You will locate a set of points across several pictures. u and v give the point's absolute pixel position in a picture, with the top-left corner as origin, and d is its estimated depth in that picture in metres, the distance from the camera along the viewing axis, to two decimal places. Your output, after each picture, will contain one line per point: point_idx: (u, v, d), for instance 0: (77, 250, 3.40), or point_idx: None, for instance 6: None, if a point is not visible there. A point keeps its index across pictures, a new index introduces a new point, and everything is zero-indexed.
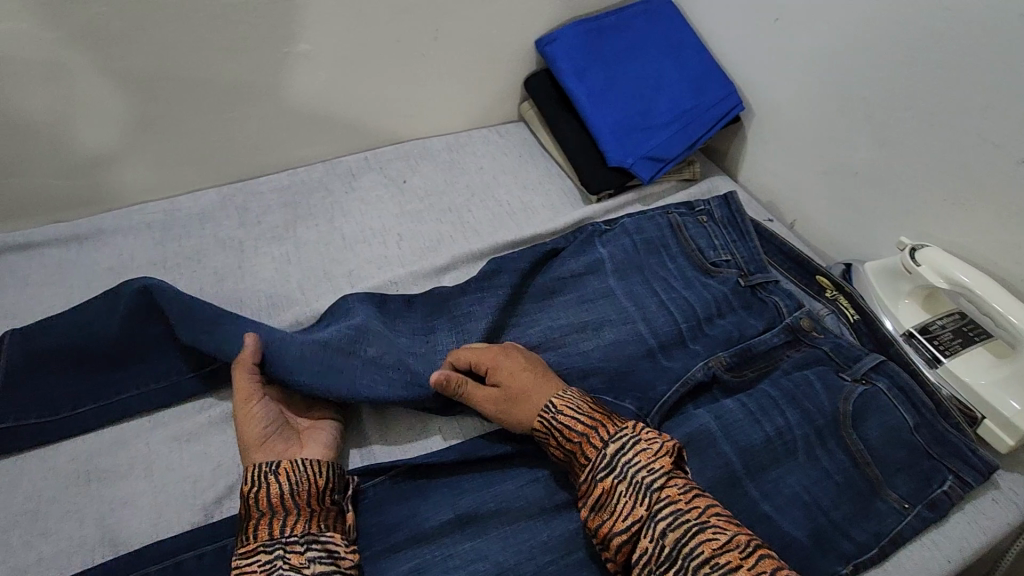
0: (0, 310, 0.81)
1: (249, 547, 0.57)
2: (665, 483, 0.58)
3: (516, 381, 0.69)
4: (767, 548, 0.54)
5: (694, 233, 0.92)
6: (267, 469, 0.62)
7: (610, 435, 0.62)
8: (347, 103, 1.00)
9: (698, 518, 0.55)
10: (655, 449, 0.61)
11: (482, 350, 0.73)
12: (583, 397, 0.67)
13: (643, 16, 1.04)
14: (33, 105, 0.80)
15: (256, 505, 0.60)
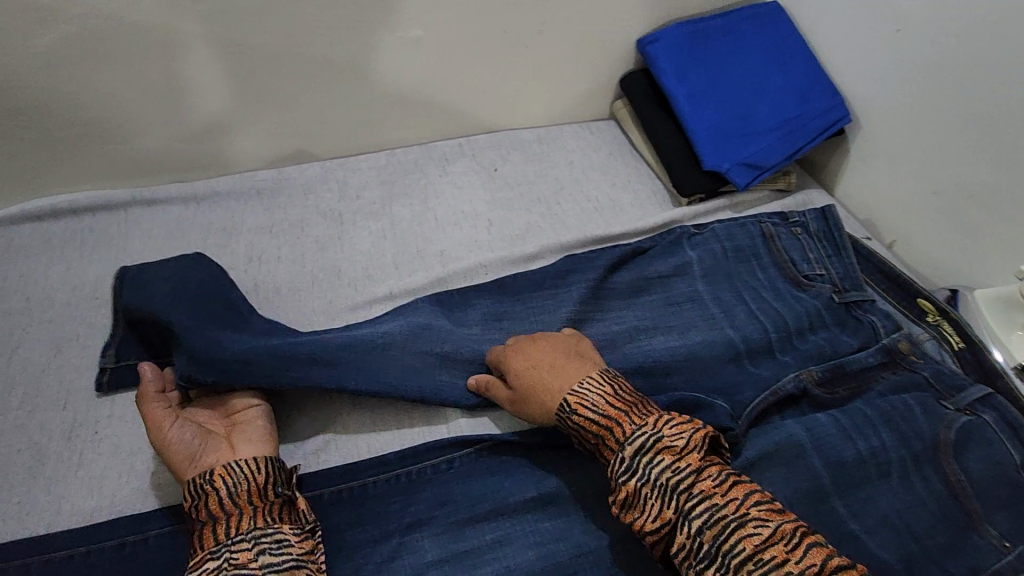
0: (130, 259, 0.89)
1: (196, 557, 0.57)
2: (696, 481, 0.57)
3: (529, 376, 0.70)
4: (813, 534, 0.54)
5: (788, 244, 0.90)
6: (202, 482, 0.61)
7: (626, 437, 0.61)
8: (449, 90, 1.03)
9: (738, 512, 0.55)
10: (680, 446, 0.59)
11: (503, 343, 0.75)
12: (599, 389, 0.65)
13: (751, 21, 1.03)
14: (171, 71, 0.87)
15: (197, 517, 0.59)
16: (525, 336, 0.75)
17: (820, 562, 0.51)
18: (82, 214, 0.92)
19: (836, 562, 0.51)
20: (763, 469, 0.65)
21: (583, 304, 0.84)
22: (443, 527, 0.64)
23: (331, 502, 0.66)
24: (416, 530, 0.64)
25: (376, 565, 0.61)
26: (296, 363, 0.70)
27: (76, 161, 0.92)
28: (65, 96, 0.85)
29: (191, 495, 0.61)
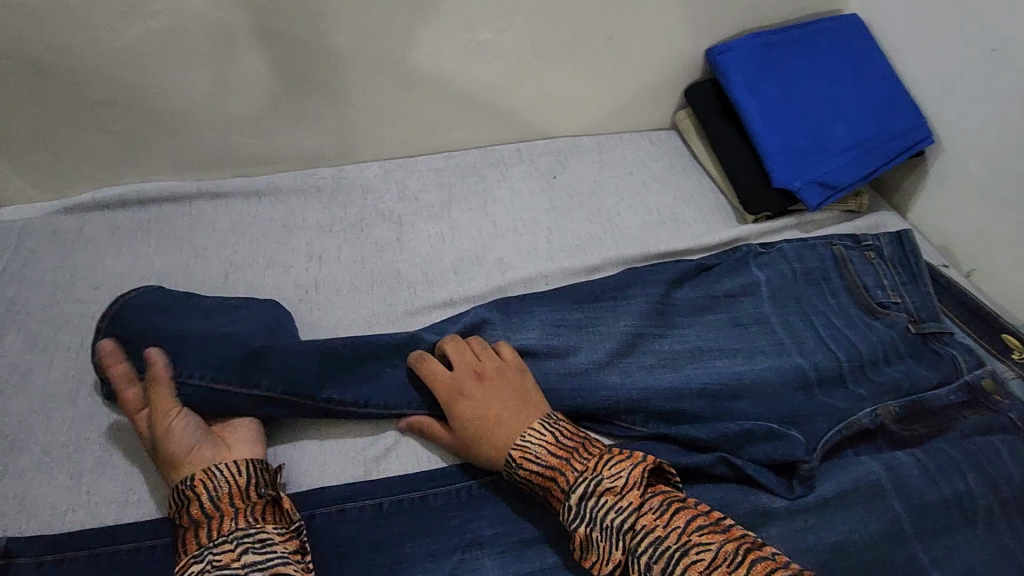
0: (193, 252, 0.90)
1: (180, 562, 0.57)
2: (638, 518, 0.59)
3: (473, 421, 0.67)
4: (756, 548, 0.55)
5: (861, 268, 0.87)
6: (184, 489, 0.61)
7: (569, 485, 0.61)
8: (513, 95, 1.01)
9: (680, 541, 0.57)
10: (620, 485, 0.61)
11: (448, 377, 0.70)
12: (541, 439, 0.65)
13: (828, 34, 0.99)
14: (245, 68, 0.87)
15: (181, 523, 0.60)
16: (468, 370, 0.71)
17: None
18: (150, 204, 0.94)
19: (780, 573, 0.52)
20: (838, 507, 0.63)
21: (645, 317, 0.81)
22: (510, 545, 0.64)
23: (392, 510, 0.66)
24: (478, 546, 0.64)
25: None
26: None
27: (144, 152, 0.93)
28: (140, 89, 0.86)
29: (176, 502, 0.61)
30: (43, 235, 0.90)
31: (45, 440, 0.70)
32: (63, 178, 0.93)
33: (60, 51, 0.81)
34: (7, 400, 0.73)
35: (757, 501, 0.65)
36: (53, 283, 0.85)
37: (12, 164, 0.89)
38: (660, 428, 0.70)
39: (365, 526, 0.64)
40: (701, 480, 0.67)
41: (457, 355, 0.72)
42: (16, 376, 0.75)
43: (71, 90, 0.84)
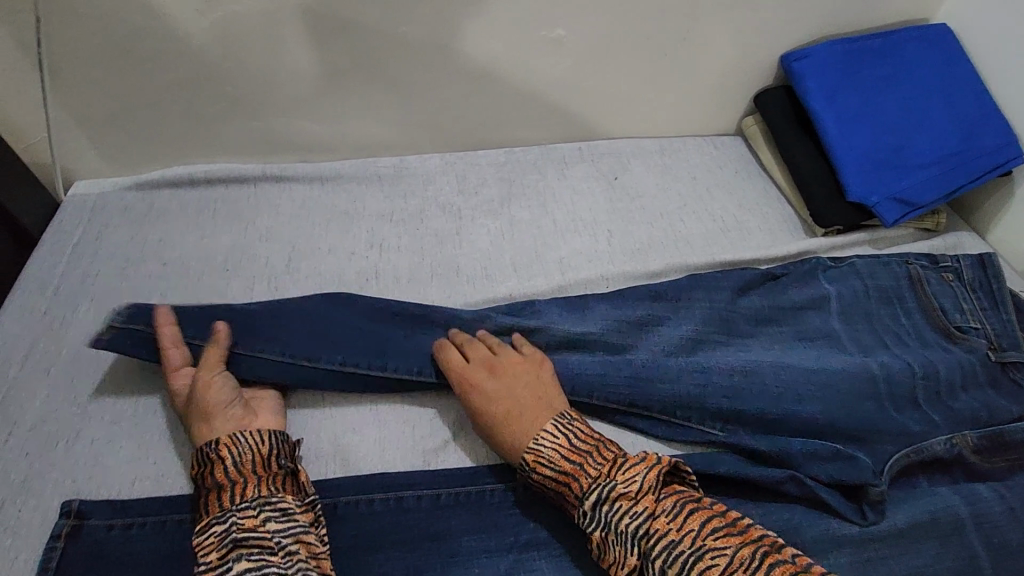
0: (258, 234, 0.92)
1: (201, 523, 0.59)
2: (651, 523, 0.57)
3: (487, 418, 0.68)
4: (775, 552, 0.54)
5: (937, 290, 0.82)
6: (207, 450, 0.63)
7: (582, 490, 0.60)
8: (579, 94, 0.99)
9: (694, 545, 0.55)
10: (634, 489, 0.59)
11: (461, 371, 0.70)
12: (554, 443, 0.64)
13: (914, 44, 0.95)
14: (319, 54, 0.87)
15: (203, 484, 0.62)
16: (482, 363, 0.70)
17: None
18: (216, 184, 0.96)
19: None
20: (912, 539, 0.61)
21: (707, 324, 0.79)
22: (567, 548, 0.64)
23: (450, 503, 0.66)
24: (534, 547, 0.64)
25: None
26: None
27: (214, 134, 0.94)
28: (215, 72, 0.87)
29: (197, 461, 0.63)
30: (115, 210, 0.92)
31: (112, 409, 0.71)
32: (134, 155, 0.95)
33: (142, 31, 0.81)
34: (76, 368, 0.75)
35: (825, 526, 0.62)
36: (124, 257, 0.87)
37: (88, 139, 0.91)
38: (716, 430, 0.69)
39: (424, 517, 0.65)
40: (765, 497, 0.65)
41: (473, 348, 0.72)
42: (86, 346, 0.77)
43: (146, 69, 0.85)
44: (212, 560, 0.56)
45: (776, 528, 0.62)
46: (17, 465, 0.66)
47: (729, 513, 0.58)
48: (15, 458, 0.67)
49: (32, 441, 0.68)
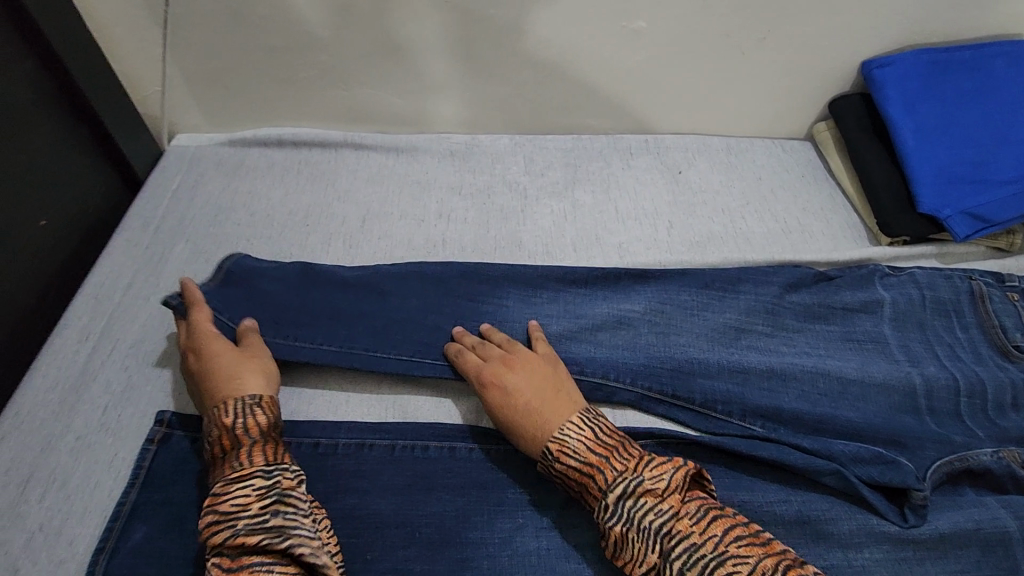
0: (337, 196, 0.98)
1: (245, 470, 0.59)
2: (675, 522, 0.57)
3: (509, 407, 0.68)
4: (794, 564, 0.53)
5: (1000, 308, 0.79)
6: (251, 403, 0.65)
7: (607, 483, 0.60)
8: (651, 87, 1.01)
9: (717, 550, 0.55)
10: (662, 488, 0.59)
11: (478, 367, 0.72)
12: (580, 434, 0.64)
13: (1004, 59, 0.93)
14: (409, 29, 0.92)
15: (244, 434, 0.62)
16: (498, 359, 0.72)
17: None
18: (301, 147, 1.03)
19: None
20: (952, 544, 0.61)
21: (752, 314, 0.81)
22: None
23: (498, 458, 0.70)
24: (573, 505, 0.67)
25: (539, 528, 0.66)
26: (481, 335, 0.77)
27: (304, 99, 1.01)
28: (312, 40, 0.93)
29: (234, 410, 0.64)
30: (210, 163, 1.00)
31: None
32: (230, 115, 1.03)
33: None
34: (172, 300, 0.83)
35: (864, 520, 0.63)
36: (216, 205, 0.95)
37: (193, 95, 0.99)
38: (756, 426, 0.70)
39: (472, 466, 0.70)
40: (804, 486, 0.66)
41: (489, 346, 0.74)
42: None
43: (248, 34, 0.92)
44: (254, 508, 0.57)
45: (813, 516, 0.63)
46: (118, 377, 0.74)
47: (749, 522, 0.58)
48: (116, 369, 0.75)
49: (132, 357, 0.76)
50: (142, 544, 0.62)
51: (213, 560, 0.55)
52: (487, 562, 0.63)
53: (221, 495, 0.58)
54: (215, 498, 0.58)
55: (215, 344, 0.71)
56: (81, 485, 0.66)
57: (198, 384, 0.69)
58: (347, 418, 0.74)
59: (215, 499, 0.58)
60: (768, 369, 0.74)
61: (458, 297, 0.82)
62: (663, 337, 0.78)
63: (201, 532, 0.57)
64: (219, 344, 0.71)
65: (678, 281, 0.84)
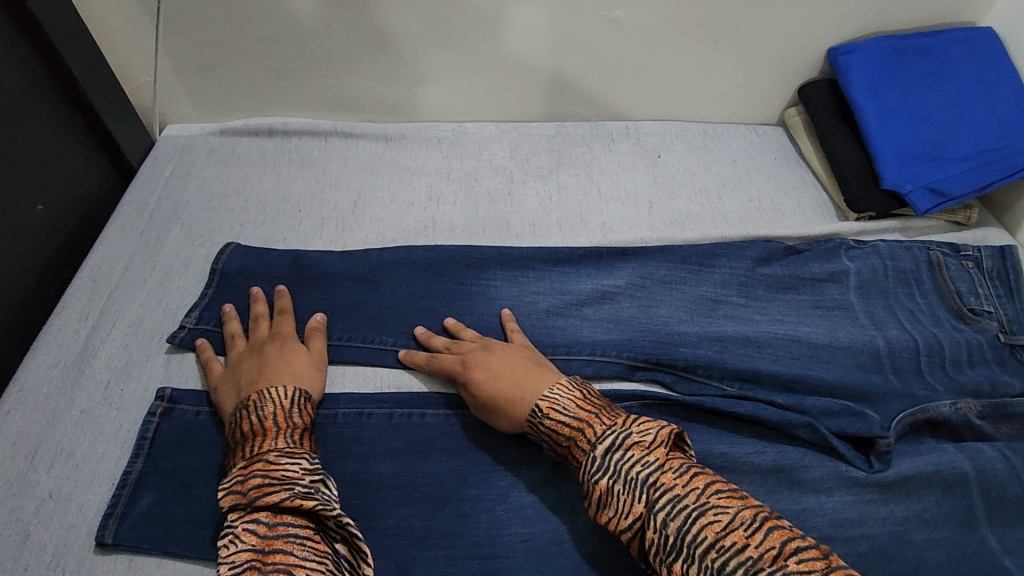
0: (330, 183, 1.00)
1: (296, 450, 0.62)
2: (659, 474, 0.55)
3: (493, 380, 0.69)
4: (777, 519, 0.51)
5: (955, 274, 0.86)
6: (304, 398, 0.68)
7: (596, 437, 0.60)
8: (631, 75, 1.06)
9: (698, 501, 0.53)
10: (649, 441, 0.58)
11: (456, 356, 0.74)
12: (570, 393, 0.65)
13: (959, 45, 0.99)
14: (397, 20, 0.95)
15: (294, 419, 0.65)
16: (477, 347, 0.75)
17: (780, 546, 0.49)
18: (292, 136, 1.05)
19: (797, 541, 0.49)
20: (914, 486, 0.66)
21: (728, 286, 0.85)
22: None
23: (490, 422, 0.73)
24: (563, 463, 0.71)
25: (531, 485, 0.69)
26: (472, 316, 0.82)
27: (295, 88, 1.03)
28: (302, 31, 0.96)
29: (292, 397, 0.67)
30: (203, 152, 1.02)
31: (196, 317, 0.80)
32: (221, 105, 1.05)
33: None
34: (169, 282, 0.85)
35: (834, 467, 0.68)
36: (209, 191, 0.97)
37: (184, 86, 1.01)
38: (734, 386, 0.74)
39: (467, 431, 0.73)
40: (779, 438, 0.71)
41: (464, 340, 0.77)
42: (177, 264, 0.87)
43: (239, 25, 0.95)
44: (305, 481, 0.59)
45: (788, 465, 0.68)
46: (120, 354, 0.76)
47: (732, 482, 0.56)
48: (117, 348, 0.77)
49: (132, 336, 0.78)
50: (151, 509, 0.64)
51: (248, 525, 0.55)
52: (484, 517, 0.67)
53: (276, 463, 0.59)
54: (268, 464, 0.59)
55: (290, 342, 0.75)
56: (87, 456, 0.68)
57: (258, 366, 0.70)
58: (345, 389, 0.76)
59: (267, 465, 0.59)
60: (744, 336, 0.78)
61: (450, 277, 0.86)
62: (645, 309, 0.83)
63: (247, 492, 0.56)
64: (296, 346, 0.74)
65: (659, 258, 0.88)
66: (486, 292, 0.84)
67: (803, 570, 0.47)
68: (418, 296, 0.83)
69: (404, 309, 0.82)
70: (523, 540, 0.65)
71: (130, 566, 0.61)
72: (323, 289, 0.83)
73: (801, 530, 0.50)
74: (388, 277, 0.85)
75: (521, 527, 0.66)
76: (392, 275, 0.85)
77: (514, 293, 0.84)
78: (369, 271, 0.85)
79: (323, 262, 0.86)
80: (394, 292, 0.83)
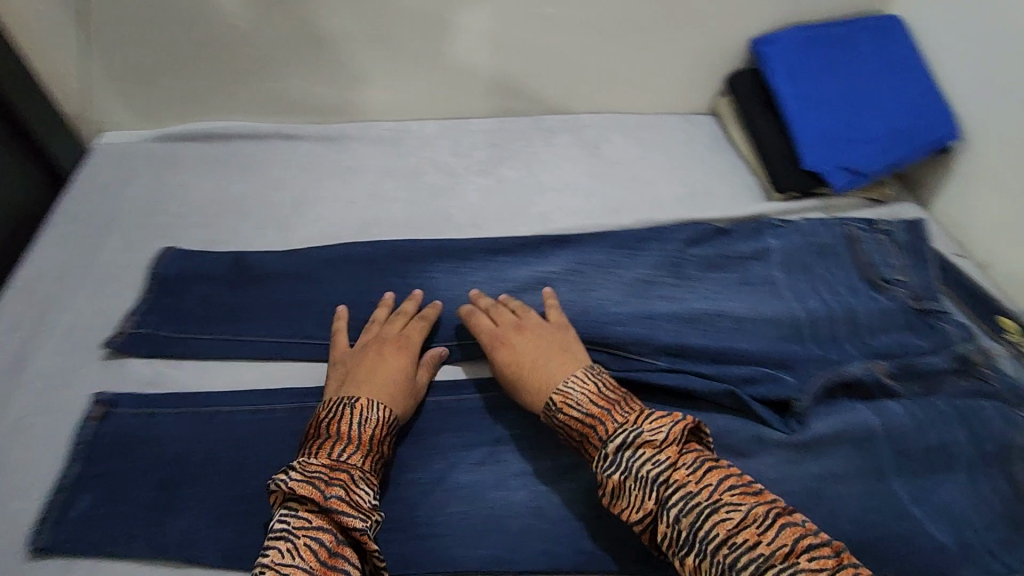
0: (271, 184, 1.01)
1: (370, 476, 0.64)
2: (671, 472, 0.59)
3: (518, 365, 0.72)
4: (788, 515, 0.55)
5: (869, 248, 0.91)
6: (395, 424, 0.69)
7: (608, 434, 0.63)
8: (566, 70, 1.09)
9: (711, 498, 0.57)
10: (660, 439, 0.61)
11: (491, 332, 0.76)
12: (583, 387, 0.67)
13: (870, 33, 1.05)
14: (333, 21, 0.97)
15: (377, 445, 0.66)
16: (511, 325, 0.76)
17: (790, 544, 0.53)
18: (232, 139, 1.05)
19: (807, 538, 0.53)
20: (827, 444, 0.70)
21: (661, 267, 0.89)
22: (529, 446, 0.73)
23: (431, 408, 0.75)
24: (503, 444, 0.73)
25: (470, 465, 0.71)
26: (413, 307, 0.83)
27: (232, 92, 1.03)
28: (236, 34, 0.96)
29: (387, 424, 0.68)
30: (141, 159, 1.02)
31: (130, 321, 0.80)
32: (158, 112, 1.05)
33: None
34: (106, 287, 0.84)
35: (754, 430, 0.72)
36: (147, 197, 0.97)
37: (118, 92, 1.01)
38: (664, 360, 0.77)
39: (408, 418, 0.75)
40: (703, 407, 0.75)
41: (502, 314, 0.78)
42: (114, 269, 0.87)
43: (172, 30, 0.95)
44: (372, 514, 0.61)
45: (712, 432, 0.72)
46: (55, 362, 0.76)
47: (743, 475, 0.60)
48: (51, 355, 0.77)
49: (68, 343, 0.78)
50: (89, 510, 0.65)
51: (315, 541, 0.57)
52: (425, 499, 0.69)
53: (357, 484, 0.61)
54: (352, 481, 0.61)
55: (411, 356, 0.75)
56: (23, 463, 0.68)
57: (366, 369, 0.72)
58: (286, 385, 0.76)
59: (351, 483, 0.61)
60: (674, 313, 0.82)
61: (391, 271, 0.87)
62: (581, 292, 0.86)
63: (328, 498, 0.58)
64: (410, 360, 0.74)
65: (596, 245, 0.91)
66: (427, 283, 0.86)
67: (814, 568, 0.51)
68: (360, 291, 0.84)
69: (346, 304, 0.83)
70: (462, 518, 0.68)
71: (69, 568, 0.62)
72: (265, 287, 0.84)
73: (812, 527, 0.54)
74: (329, 273, 0.86)
75: (459, 506, 0.68)
76: (334, 271, 0.86)
77: (454, 283, 0.86)
78: (310, 268, 0.86)
79: (263, 262, 0.86)
80: (335, 287, 0.84)
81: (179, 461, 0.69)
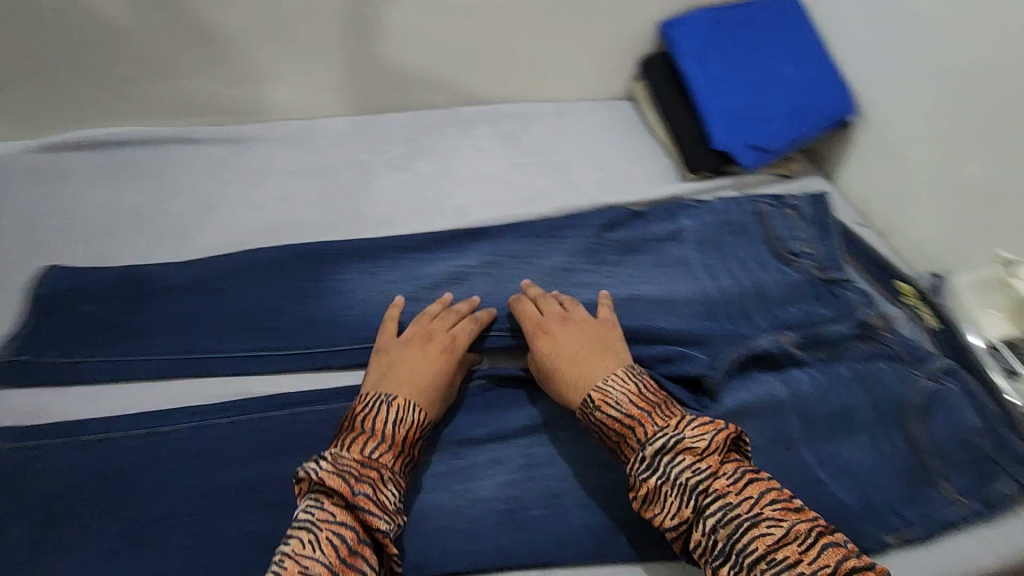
0: (169, 191, 0.95)
1: (399, 480, 0.61)
2: (711, 481, 0.57)
3: (555, 356, 0.71)
4: (829, 534, 0.54)
5: (778, 223, 0.93)
6: (427, 429, 0.66)
7: (647, 437, 0.60)
8: (477, 60, 1.07)
9: (751, 511, 0.55)
10: (703, 447, 0.59)
11: (534, 320, 0.75)
12: (623, 387, 0.65)
13: (770, 12, 1.08)
14: (227, 17, 0.93)
15: (410, 446, 0.63)
16: (556, 317, 0.75)
17: (834, 564, 0.51)
18: (124, 146, 0.98)
19: (852, 561, 0.52)
20: (737, 417, 0.72)
21: (578, 254, 0.89)
22: (445, 445, 0.71)
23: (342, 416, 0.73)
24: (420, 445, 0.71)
25: None
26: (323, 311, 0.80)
27: (120, 95, 0.97)
28: (119, 33, 0.91)
29: (421, 429, 0.65)
30: (21, 172, 0.94)
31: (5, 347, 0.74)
32: (38, 120, 0.97)
33: None
34: None
35: None
36: (27, 213, 0.90)
37: None
38: None
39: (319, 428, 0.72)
40: None
41: (547, 306, 0.77)
42: None
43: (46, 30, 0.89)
44: (396, 518, 0.58)
45: None
46: None
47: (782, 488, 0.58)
48: None
49: None
50: None
51: (336, 538, 0.54)
52: None
53: (385, 483, 0.59)
54: (382, 480, 0.58)
55: (454, 358, 0.72)
56: None
57: (404, 368, 0.69)
58: (185, 404, 0.72)
59: (381, 482, 0.58)
60: (590, 300, 0.82)
61: (299, 275, 0.83)
62: (497, 284, 0.84)
63: (355, 493, 0.56)
64: (455, 363, 0.71)
65: (513, 236, 0.90)
66: (338, 286, 0.83)
67: None
68: (266, 299, 0.80)
69: (251, 314, 0.79)
70: None
71: None
72: (160, 302, 0.79)
73: (856, 550, 0.53)
74: (232, 283, 0.81)
75: None
76: (237, 280, 0.82)
77: (367, 284, 0.83)
78: (212, 278, 0.82)
79: (159, 275, 0.81)
80: (239, 297, 0.80)
81: (62, 495, 0.64)
